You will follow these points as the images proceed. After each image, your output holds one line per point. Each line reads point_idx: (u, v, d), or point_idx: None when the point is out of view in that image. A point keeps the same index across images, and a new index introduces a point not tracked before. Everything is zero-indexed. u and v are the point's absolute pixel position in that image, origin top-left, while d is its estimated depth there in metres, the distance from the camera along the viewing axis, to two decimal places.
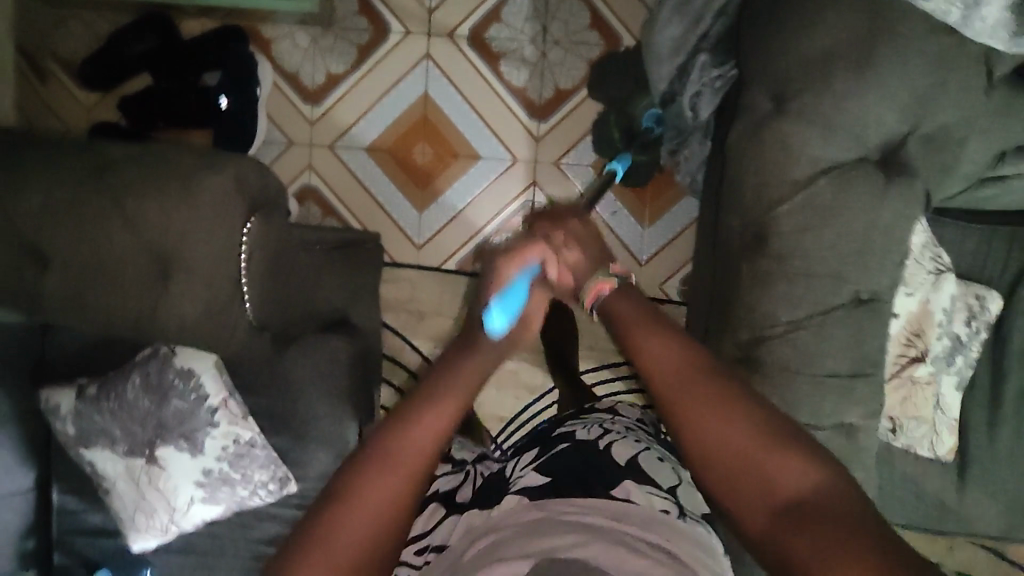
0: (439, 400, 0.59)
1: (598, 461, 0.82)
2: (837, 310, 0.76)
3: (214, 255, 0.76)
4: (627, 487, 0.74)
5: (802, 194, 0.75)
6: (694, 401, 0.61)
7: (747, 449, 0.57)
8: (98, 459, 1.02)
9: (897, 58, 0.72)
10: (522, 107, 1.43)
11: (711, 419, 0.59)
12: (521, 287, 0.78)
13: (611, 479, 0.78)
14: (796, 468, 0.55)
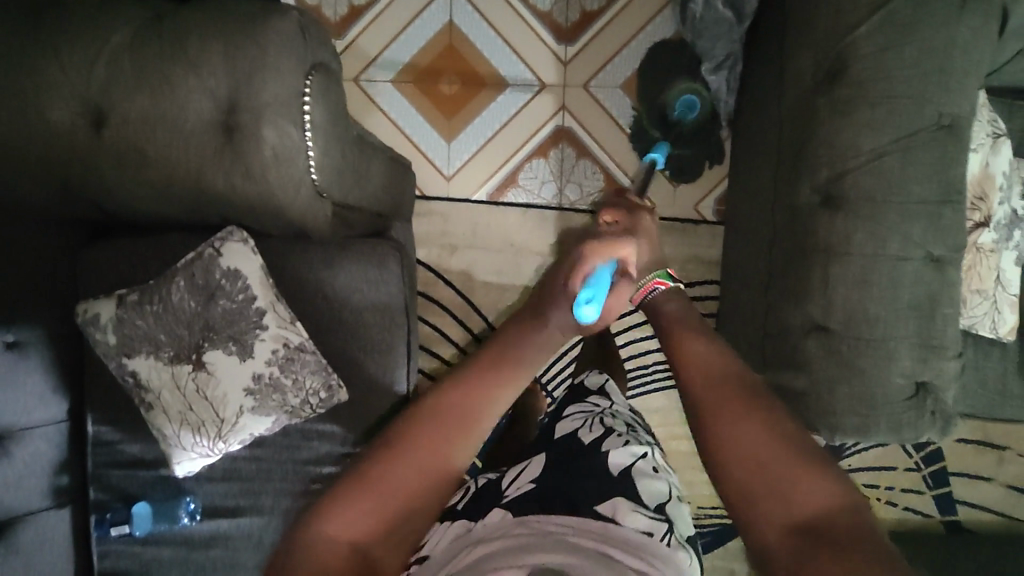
0: (457, 397, 0.67)
1: (590, 474, 0.81)
2: (920, 135, 0.74)
3: (275, 98, 0.72)
4: (614, 504, 0.75)
5: (879, 14, 0.73)
6: (720, 399, 0.62)
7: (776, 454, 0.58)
8: (141, 368, 0.97)
9: None
10: (547, 31, 1.42)
11: (733, 415, 0.60)
12: (605, 277, 0.74)
13: (602, 493, 0.77)
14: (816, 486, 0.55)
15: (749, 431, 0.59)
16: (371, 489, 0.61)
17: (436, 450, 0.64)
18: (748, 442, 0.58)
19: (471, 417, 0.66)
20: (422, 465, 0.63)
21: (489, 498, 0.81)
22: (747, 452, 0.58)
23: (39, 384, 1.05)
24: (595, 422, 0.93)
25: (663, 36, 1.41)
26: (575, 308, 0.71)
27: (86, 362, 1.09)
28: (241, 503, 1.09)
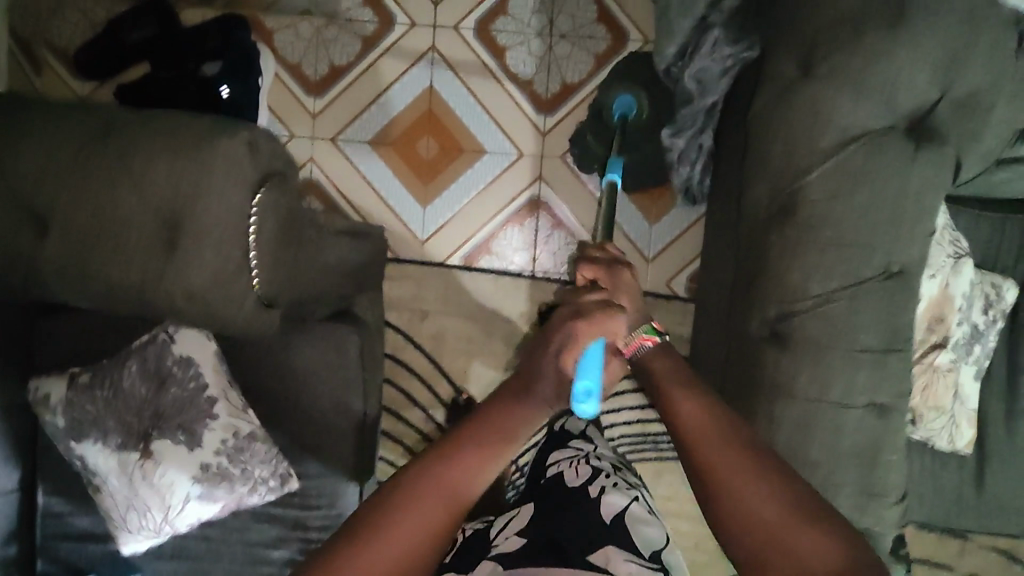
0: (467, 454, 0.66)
1: (586, 521, 0.84)
2: (868, 283, 0.74)
3: (222, 222, 0.72)
4: (608, 554, 0.77)
5: (831, 161, 0.73)
6: (717, 459, 0.64)
7: (777, 521, 0.59)
8: (88, 453, 0.97)
9: (930, 19, 0.70)
10: (527, 101, 1.42)
11: (737, 480, 0.62)
12: (595, 356, 0.72)
13: (594, 542, 0.80)
14: (822, 553, 0.57)
15: (750, 497, 0.61)
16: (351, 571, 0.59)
17: (421, 516, 0.63)
18: (750, 506, 0.60)
19: (461, 482, 0.65)
20: (416, 539, 0.62)
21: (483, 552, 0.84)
22: (753, 524, 0.60)
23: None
24: (581, 466, 0.97)
25: None
26: (572, 405, 0.72)
27: (39, 433, 1.08)
28: None
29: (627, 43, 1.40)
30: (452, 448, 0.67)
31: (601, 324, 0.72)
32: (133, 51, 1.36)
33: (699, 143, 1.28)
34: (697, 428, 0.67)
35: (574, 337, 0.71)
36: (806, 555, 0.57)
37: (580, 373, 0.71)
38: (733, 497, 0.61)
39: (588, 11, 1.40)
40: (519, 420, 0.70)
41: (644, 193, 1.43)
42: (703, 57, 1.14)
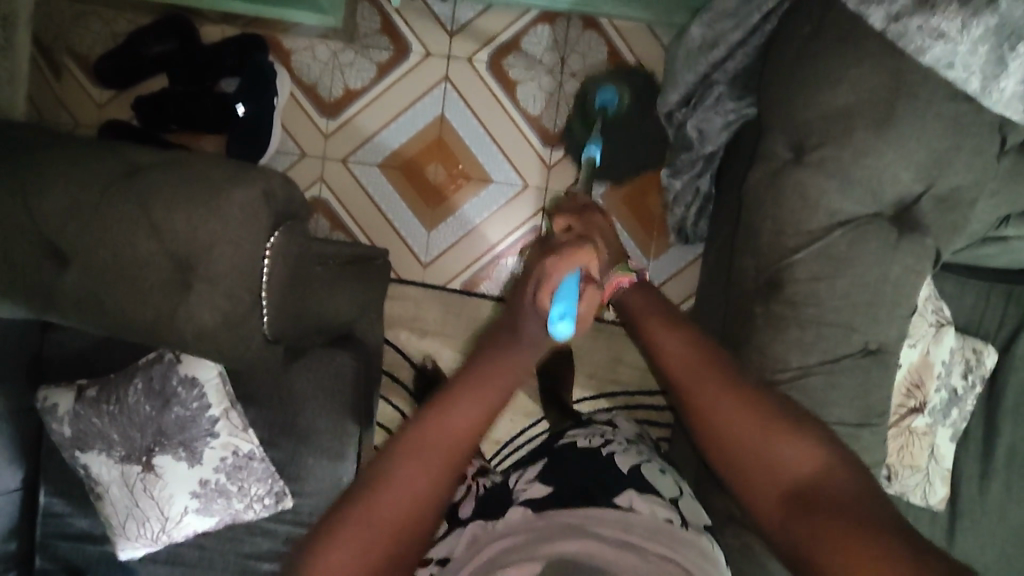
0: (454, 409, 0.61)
1: (600, 471, 0.80)
2: (846, 360, 0.78)
3: (235, 266, 0.75)
4: (630, 495, 0.74)
5: (817, 244, 0.77)
6: (699, 388, 0.67)
7: (754, 430, 0.62)
8: (92, 463, 1.01)
9: (919, 118, 0.73)
10: (535, 134, 1.46)
11: (727, 412, 0.64)
12: (571, 287, 0.74)
13: (613, 488, 0.76)
14: (801, 454, 0.59)
15: (730, 415, 0.63)
16: (352, 532, 0.55)
17: (436, 458, 0.59)
18: (732, 424, 0.63)
19: (470, 411, 0.62)
20: (433, 476, 0.58)
21: (501, 500, 0.81)
22: (735, 440, 0.62)
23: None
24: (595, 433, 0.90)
25: None
26: (550, 329, 0.71)
27: (44, 436, 1.13)
28: None
29: None
30: (459, 384, 0.64)
31: (573, 256, 0.78)
32: (152, 64, 1.40)
33: (697, 187, 1.31)
34: (673, 357, 0.71)
35: (546, 271, 0.75)
36: (783, 458, 0.59)
37: (556, 296, 0.72)
38: (708, 412, 0.64)
39: (599, 52, 1.45)
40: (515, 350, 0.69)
41: (645, 230, 1.46)
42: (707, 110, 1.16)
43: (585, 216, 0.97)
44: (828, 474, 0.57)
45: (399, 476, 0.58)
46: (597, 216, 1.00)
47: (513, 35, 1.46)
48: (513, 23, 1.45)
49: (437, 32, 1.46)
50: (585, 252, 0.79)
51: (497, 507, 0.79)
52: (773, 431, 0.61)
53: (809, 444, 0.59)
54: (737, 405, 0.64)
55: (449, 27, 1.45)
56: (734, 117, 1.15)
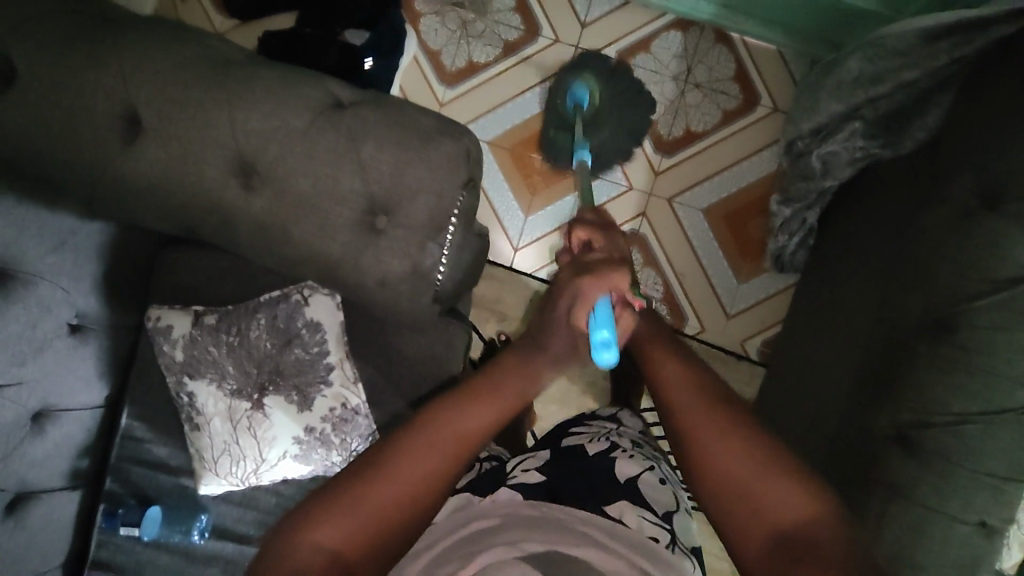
0: (473, 407, 0.68)
1: (595, 474, 0.80)
2: (1009, 412, 0.78)
3: (429, 220, 0.74)
4: (621, 507, 0.74)
5: (1000, 295, 0.78)
6: (700, 426, 0.68)
7: (748, 472, 0.63)
8: (199, 392, 0.99)
9: None
10: (649, 138, 1.44)
11: (722, 443, 0.66)
12: (604, 312, 0.75)
13: (608, 494, 0.76)
14: (794, 496, 0.60)
15: (721, 448, 0.65)
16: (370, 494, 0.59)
17: (451, 448, 0.64)
18: (728, 455, 0.65)
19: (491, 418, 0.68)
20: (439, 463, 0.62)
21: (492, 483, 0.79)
22: (720, 475, 0.64)
23: (87, 372, 1.04)
24: (601, 436, 0.89)
25: (755, 176, 1.43)
26: (594, 356, 0.74)
27: (135, 357, 1.09)
28: (251, 531, 1.11)
29: (758, 106, 1.43)
30: (473, 392, 0.70)
31: (604, 281, 0.77)
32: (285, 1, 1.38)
33: (803, 219, 1.31)
34: (675, 394, 0.73)
35: (578, 298, 0.77)
36: (772, 502, 0.61)
37: (594, 327, 0.74)
38: (709, 454, 0.66)
39: (728, 67, 1.42)
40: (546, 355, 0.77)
41: (741, 252, 1.45)
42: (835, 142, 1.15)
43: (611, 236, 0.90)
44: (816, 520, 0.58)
45: (409, 458, 0.62)
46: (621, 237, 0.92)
47: (645, 35, 1.42)
48: (647, 22, 1.42)
49: (568, 19, 1.43)
50: (620, 277, 0.77)
51: (490, 484, 0.80)
52: (764, 470, 0.62)
53: (806, 488, 0.61)
54: (733, 438, 0.66)
55: (581, 16, 1.42)
56: (861, 155, 1.13)
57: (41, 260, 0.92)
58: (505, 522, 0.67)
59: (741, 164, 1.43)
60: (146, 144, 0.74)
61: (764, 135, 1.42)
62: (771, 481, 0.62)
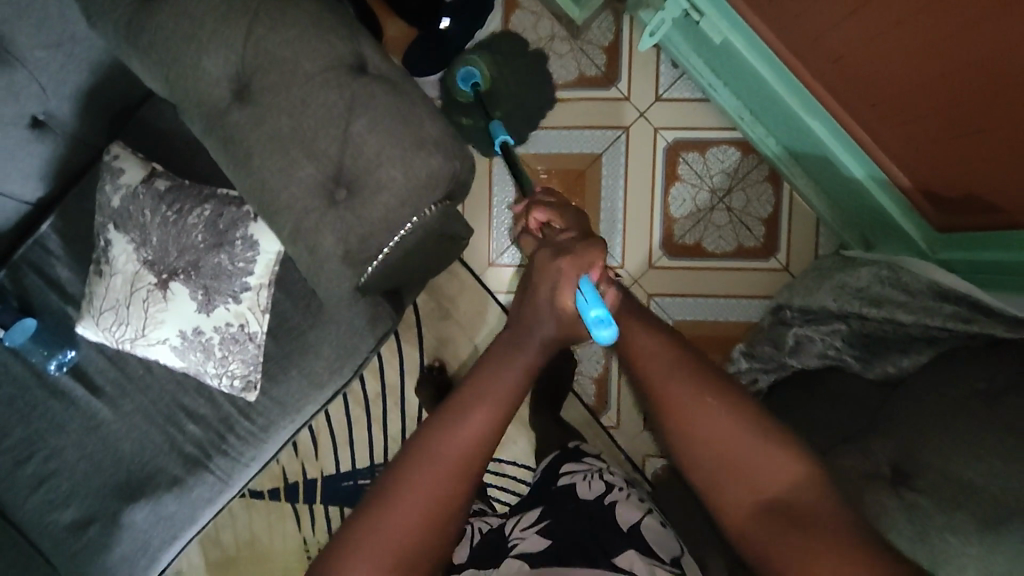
0: (465, 411, 0.68)
1: (599, 524, 0.90)
2: None
3: (385, 217, 0.74)
4: (631, 558, 0.83)
5: None
6: (672, 388, 0.67)
7: (726, 436, 0.63)
8: (117, 244, 0.97)
9: None
10: (661, 232, 1.42)
11: (698, 407, 0.65)
12: (588, 292, 0.73)
13: (617, 548, 0.85)
14: (775, 461, 0.61)
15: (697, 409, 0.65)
16: (377, 536, 0.63)
17: (448, 473, 0.66)
18: (700, 422, 0.65)
19: (483, 423, 0.68)
20: (437, 493, 0.65)
21: (499, 551, 0.90)
22: (705, 448, 0.64)
23: (30, 167, 1.03)
24: (595, 477, 1.01)
25: (734, 317, 1.43)
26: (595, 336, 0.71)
27: (84, 177, 1.09)
28: (106, 386, 1.11)
29: (771, 258, 1.42)
30: (465, 393, 0.70)
31: (582, 261, 0.76)
32: None
33: (755, 377, 1.22)
34: (644, 356, 0.71)
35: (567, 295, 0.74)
36: (758, 471, 0.61)
37: (586, 306, 0.72)
38: (688, 417, 0.65)
39: (764, 207, 1.41)
40: (479, 407, 0.69)
41: None
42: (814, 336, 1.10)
43: (569, 210, 0.86)
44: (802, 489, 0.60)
45: (375, 540, 0.63)
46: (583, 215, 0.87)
47: (707, 137, 1.40)
48: (716, 127, 1.39)
49: (647, 84, 1.40)
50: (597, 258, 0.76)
51: (496, 557, 0.90)
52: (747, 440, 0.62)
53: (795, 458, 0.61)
54: (705, 409, 0.65)
55: (660, 88, 1.39)
56: (831, 356, 1.07)
57: (30, 49, 0.91)
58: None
59: (728, 299, 1.43)
60: (167, 8, 0.73)
61: (762, 286, 1.42)
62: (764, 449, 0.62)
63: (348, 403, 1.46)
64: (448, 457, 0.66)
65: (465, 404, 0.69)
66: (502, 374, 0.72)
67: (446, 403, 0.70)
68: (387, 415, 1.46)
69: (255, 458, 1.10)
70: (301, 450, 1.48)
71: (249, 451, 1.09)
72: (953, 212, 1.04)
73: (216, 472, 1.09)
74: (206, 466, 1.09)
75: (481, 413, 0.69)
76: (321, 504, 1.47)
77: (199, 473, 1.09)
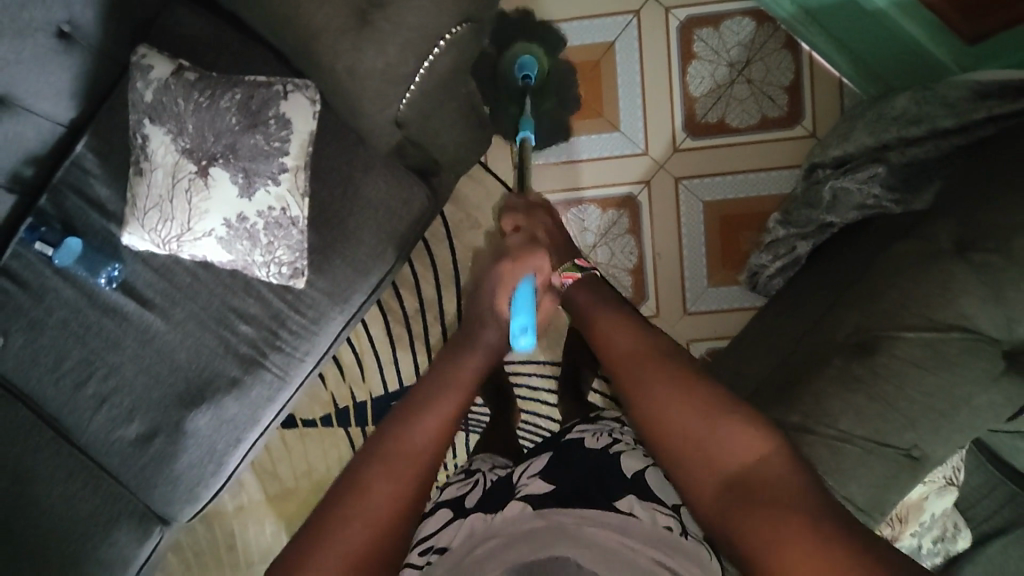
0: (429, 409, 0.70)
1: (599, 473, 0.78)
2: (886, 448, 0.79)
3: (419, 29, 0.74)
4: (631, 501, 0.73)
5: (930, 335, 0.78)
6: (646, 376, 0.71)
7: (699, 415, 0.65)
8: (154, 138, 0.99)
9: None
10: (683, 113, 1.41)
11: (672, 394, 0.67)
12: (525, 296, 0.84)
13: (616, 491, 0.74)
14: (744, 437, 0.62)
15: (676, 401, 0.67)
16: (325, 544, 0.60)
17: (404, 469, 0.65)
18: (676, 412, 0.66)
19: (439, 421, 0.69)
20: (397, 486, 0.64)
21: (503, 495, 0.79)
22: (679, 430, 0.65)
23: (60, 83, 1.04)
24: (606, 430, 0.86)
25: (766, 191, 1.41)
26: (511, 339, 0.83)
27: (111, 93, 1.10)
28: (156, 299, 1.11)
29: (797, 125, 1.40)
30: (418, 395, 0.71)
31: (516, 266, 0.87)
32: None
33: (793, 246, 1.23)
34: (625, 349, 0.75)
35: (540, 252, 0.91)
36: (725, 449, 0.62)
37: (513, 313, 0.83)
38: (658, 405, 0.68)
39: (785, 75, 1.40)
40: (435, 416, 0.69)
41: (721, 257, 1.42)
42: (852, 180, 1.10)
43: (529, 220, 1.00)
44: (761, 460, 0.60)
45: (331, 544, 0.60)
46: (544, 220, 1.02)
47: (718, 12, 1.40)
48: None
49: None
50: (531, 257, 0.88)
51: (498, 503, 0.78)
52: (720, 419, 0.63)
53: (753, 429, 0.62)
54: (677, 392, 0.67)
55: None
56: (870, 204, 1.06)
57: None
58: (505, 540, 0.68)
59: (758, 173, 1.41)
60: None
61: (791, 154, 1.40)
62: (737, 428, 0.63)
63: (389, 323, 1.46)
64: (414, 446, 0.66)
65: (415, 406, 0.70)
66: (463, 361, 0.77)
67: (405, 404, 0.71)
68: (429, 330, 1.45)
69: (310, 352, 1.10)
70: (347, 374, 1.47)
71: (301, 346, 1.09)
72: (984, 15, 1.02)
73: (274, 369, 1.10)
74: (262, 364, 1.09)
75: (445, 407, 0.71)
76: (373, 426, 1.46)
77: (257, 372, 1.09)
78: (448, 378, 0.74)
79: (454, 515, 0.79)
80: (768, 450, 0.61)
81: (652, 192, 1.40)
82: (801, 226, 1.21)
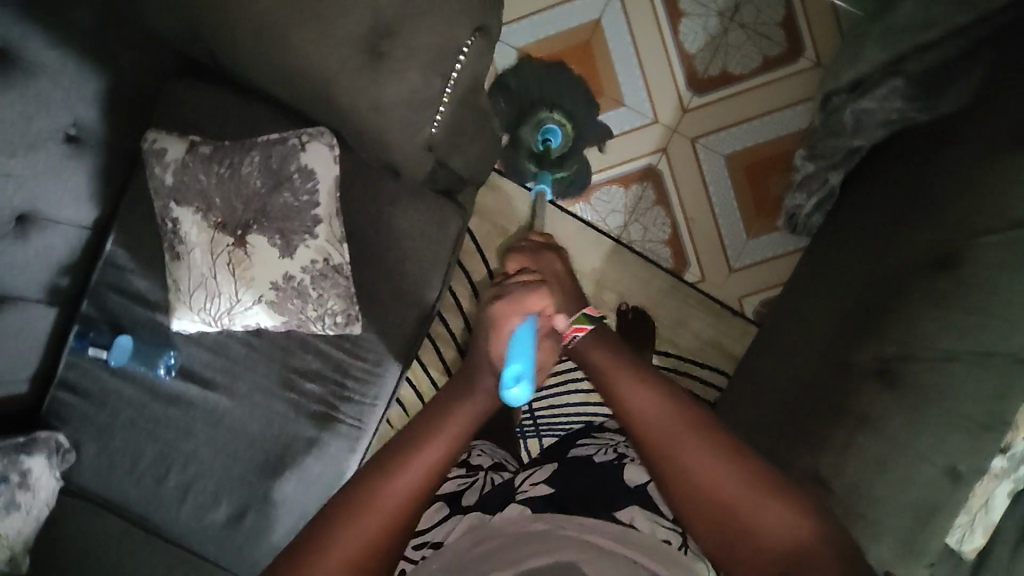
0: (429, 441, 0.74)
1: (602, 484, 0.82)
2: (996, 357, 0.76)
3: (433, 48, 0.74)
4: (632, 513, 0.77)
5: (1014, 232, 0.75)
6: (679, 446, 0.72)
7: (738, 492, 0.67)
8: (184, 219, 0.98)
9: None
10: (683, 73, 1.39)
11: (704, 465, 0.70)
12: (523, 340, 0.82)
13: (617, 501, 0.79)
14: (783, 514, 0.65)
15: (709, 471, 0.69)
16: (323, 558, 0.64)
17: (403, 496, 0.69)
18: (712, 481, 0.69)
19: (438, 450, 0.74)
20: (398, 518, 0.68)
21: (504, 497, 0.84)
22: (714, 501, 0.68)
23: (78, 187, 1.03)
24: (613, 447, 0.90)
25: (784, 130, 1.38)
26: (504, 391, 0.79)
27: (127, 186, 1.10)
28: (217, 377, 1.11)
29: (800, 57, 1.37)
30: (421, 427, 0.76)
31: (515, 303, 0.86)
32: None
33: (826, 179, 1.22)
34: (651, 416, 0.76)
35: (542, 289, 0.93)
36: (766, 523, 0.65)
37: (510, 359, 0.80)
38: (691, 476, 0.70)
39: (776, 11, 1.37)
40: (436, 443, 0.74)
41: (755, 207, 1.40)
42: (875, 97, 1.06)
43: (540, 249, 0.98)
44: (810, 543, 0.63)
45: (329, 556, 0.64)
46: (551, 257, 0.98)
47: None
48: None
49: None
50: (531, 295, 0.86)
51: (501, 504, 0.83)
52: (761, 492, 0.67)
53: (794, 510, 0.65)
54: (710, 458, 0.70)
55: None
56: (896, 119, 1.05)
57: (48, 53, 0.92)
58: (503, 543, 0.72)
59: (771, 114, 1.39)
60: None
61: (801, 88, 1.38)
62: (772, 503, 0.66)
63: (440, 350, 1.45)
64: (414, 475, 0.71)
65: (413, 436, 0.74)
66: (461, 398, 0.80)
67: (407, 431, 0.76)
68: None
69: (380, 395, 1.10)
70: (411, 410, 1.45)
71: (370, 391, 1.09)
72: None
73: (347, 419, 1.09)
74: (336, 417, 1.09)
75: (443, 436, 0.75)
76: None
77: (331, 426, 1.09)
78: (444, 411, 0.78)
79: (450, 511, 0.86)
80: (804, 526, 0.64)
81: (671, 157, 1.38)
82: (829, 156, 1.18)
